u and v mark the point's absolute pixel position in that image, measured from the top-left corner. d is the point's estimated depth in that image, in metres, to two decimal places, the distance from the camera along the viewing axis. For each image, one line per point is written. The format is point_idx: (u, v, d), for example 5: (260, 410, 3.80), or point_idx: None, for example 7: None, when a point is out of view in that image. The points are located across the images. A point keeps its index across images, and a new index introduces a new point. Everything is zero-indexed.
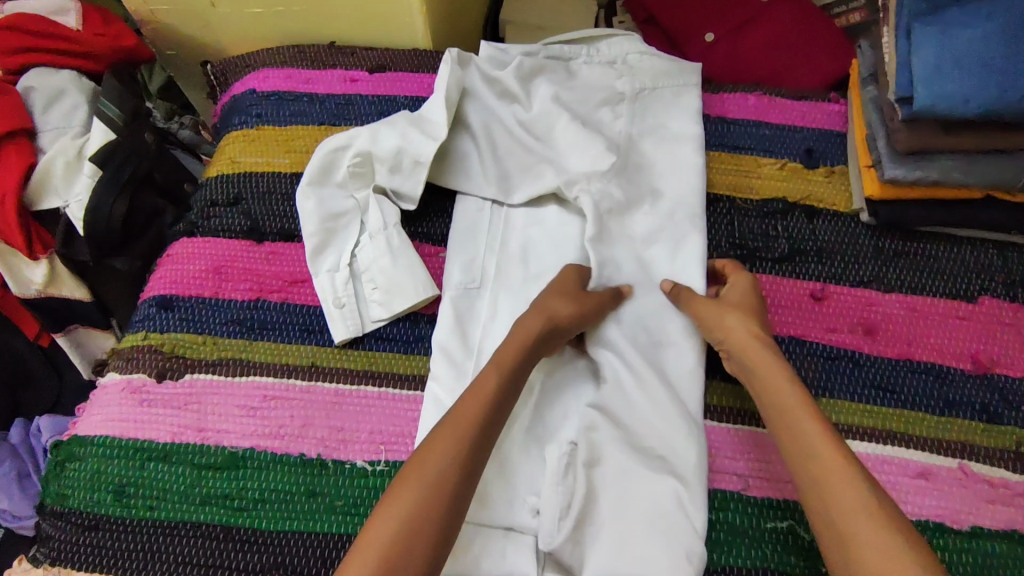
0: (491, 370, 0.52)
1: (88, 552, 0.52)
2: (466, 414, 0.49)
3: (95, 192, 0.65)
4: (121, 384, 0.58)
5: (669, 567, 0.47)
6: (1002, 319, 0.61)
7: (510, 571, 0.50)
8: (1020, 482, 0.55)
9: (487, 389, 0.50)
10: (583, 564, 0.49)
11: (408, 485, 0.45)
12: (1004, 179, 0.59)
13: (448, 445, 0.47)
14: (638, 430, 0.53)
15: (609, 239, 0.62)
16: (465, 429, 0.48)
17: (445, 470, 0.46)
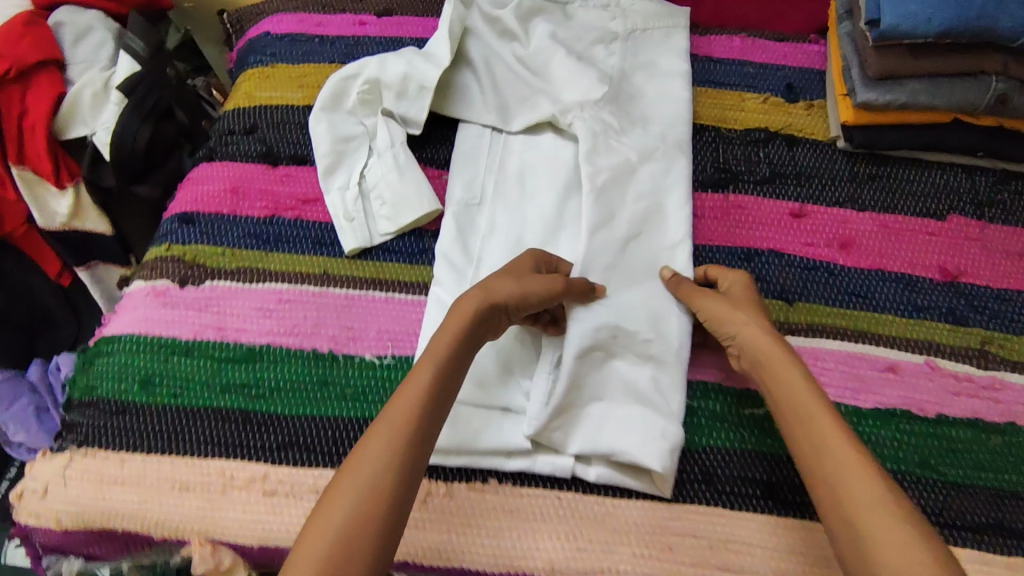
0: (428, 365, 0.49)
1: (117, 433, 0.56)
2: (398, 414, 0.46)
3: (121, 120, 0.70)
4: (146, 289, 0.62)
5: (648, 442, 0.53)
6: (969, 234, 0.66)
7: (506, 443, 0.54)
8: (983, 376, 0.59)
9: (421, 388, 0.48)
10: (568, 442, 0.54)
11: (348, 487, 0.44)
12: (968, 100, 0.63)
13: (382, 443, 0.45)
14: (629, 321, 0.57)
15: (608, 151, 0.65)
16: (398, 434, 0.46)
17: (379, 472, 0.44)
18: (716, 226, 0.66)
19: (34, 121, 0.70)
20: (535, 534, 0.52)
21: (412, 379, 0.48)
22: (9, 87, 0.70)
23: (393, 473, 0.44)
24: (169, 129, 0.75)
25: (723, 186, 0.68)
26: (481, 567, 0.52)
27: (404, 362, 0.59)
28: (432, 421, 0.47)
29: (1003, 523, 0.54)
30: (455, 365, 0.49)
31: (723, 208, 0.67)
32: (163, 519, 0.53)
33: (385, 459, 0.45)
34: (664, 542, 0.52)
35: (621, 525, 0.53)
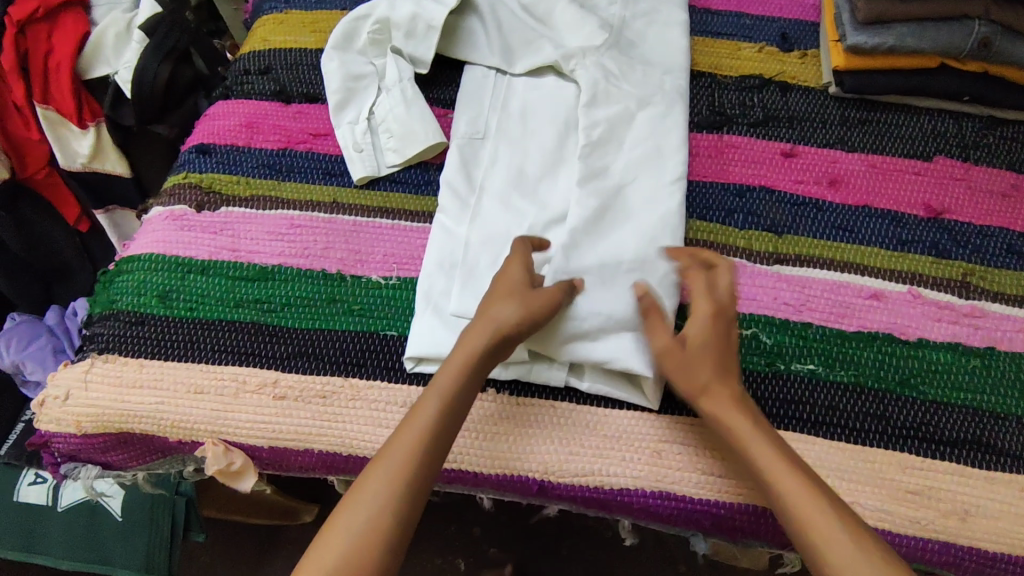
0: (427, 405, 0.49)
1: (136, 342, 0.59)
2: (392, 459, 0.48)
3: (142, 59, 0.73)
4: (165, 214, 0.65)
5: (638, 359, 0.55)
6: (955, 174, 0.68)
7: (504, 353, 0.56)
8: (965, 304, 0.62)
9: (418, 427, 0.49)
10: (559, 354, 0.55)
11: (336, 536, 0.45)
12: (953, 44, 0.66)
13: (374, 485, 0.47)
14: (623, 250, 0.60)
15: (607, 98, 0.67)
16: (394, 480, 0.47)
17: (372, 516, 0.46)
18: (709, 164, 0.69)
19: (60, 59, 0.74)
20: (528, 439, 0.55)
21: (409, 418, 0.49)
22: (38, 26, 0.74)
23: (388, 517, 0.46)
24: (187, 71, 0.79)
25: (718, 128, 0.71)
26: (479, 468, 0.55)
27: (409, 283, 0.62)
28: (429, 462, 0.48)
29: (981, 438, 0.56)
30: (456, 399, 0.50)
31: (716, 148, 0.70)
32: (180, 420, 0.56)
33: (377, 504, 0.46)
34: (651, 449, 0.55)
35: (613, 432, 0.55)
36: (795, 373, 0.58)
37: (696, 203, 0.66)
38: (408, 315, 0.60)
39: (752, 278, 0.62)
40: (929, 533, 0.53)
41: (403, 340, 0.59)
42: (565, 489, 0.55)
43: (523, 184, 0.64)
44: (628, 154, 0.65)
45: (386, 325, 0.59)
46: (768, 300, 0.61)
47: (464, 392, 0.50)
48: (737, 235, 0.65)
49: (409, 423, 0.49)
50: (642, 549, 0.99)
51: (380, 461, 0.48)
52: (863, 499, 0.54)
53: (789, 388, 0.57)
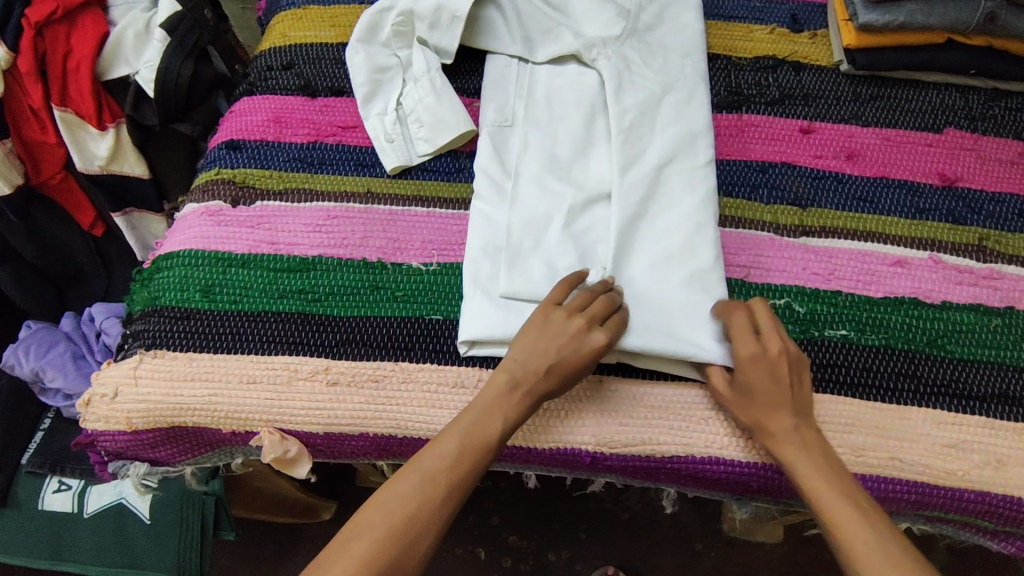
0: (487, 421, 0.51)
1: (183, 337, 0.60)
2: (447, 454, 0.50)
3: (165, 56, 0.75)
4: (200, 210, 0.66)
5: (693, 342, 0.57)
6: (965, 145, 0.71)
7: None
8: (982, 267, 0.64)
9: (479, 435, 0.51)
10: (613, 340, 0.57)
11: (379, 511, 0.47)
12: (960, 19, 0.68)
13: (423, 470, 0.49)
14: (668, 233, 0.62)
15: (634, 85, 0.69)
16: (442, 471, 0.49)
17: (414, 497, 0.48)
18: (731, 143, 0.70)
19: (79, 60, 0.74)
20: (579, 414, 0.57)
21: (468, 423, 0.51)
22: (56, 27, 0.74)
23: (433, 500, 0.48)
24: (207, 71, 0.80)
25: (737, 107, 0.72)
26: (532, 443, 0.57)
27: (450, 268, 0.63)
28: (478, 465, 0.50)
29: (1008, 392, 0.59)
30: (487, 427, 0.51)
31: (737, 127, 0.71)
32: (235, 410, 0.57)
33: (424, 490, 0.48)
34: (696, 416, 0.57)
35: (661, 402, 0.57)
36: (829, 339, 0.60)
37: (721, 181, 0.69)
38: (453, 299, 0.61)
39: (780, 250, 0.65)
40: (964, 483, 0.56)
41: (450, 324, 0.60)
42: (616, 459, 0.57)
43: (557, 168, 0.66)
44: (660, 137, 0.67)
45: (431, 309, 0.61)
46: (798, 271, 0.64)
47: (518, 415, 0.52)
48: (763, 210, 0.67)
49: (466, 424, 0.51)
50: (659, 528, 1.01)
51: (430, 453, 0.50)
52: (901, 454, 0.56)
53: (824, 352, 0.60)
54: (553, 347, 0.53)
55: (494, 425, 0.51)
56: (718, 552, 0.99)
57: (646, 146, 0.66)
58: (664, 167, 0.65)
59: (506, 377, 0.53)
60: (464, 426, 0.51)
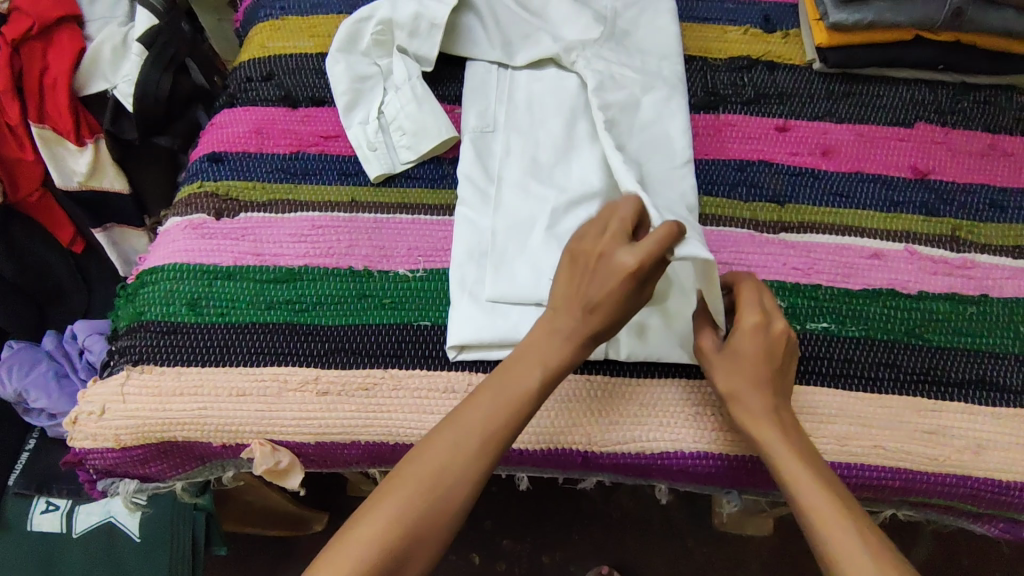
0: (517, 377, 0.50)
1: (170, 351, 0.59)
2: (483, 410, 0.49)
3: (143, 70, 0.74)
4: (184, 223, 0.65)
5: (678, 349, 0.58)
6: (936, 138, 0.73)
7: None
8: (956, 257, 0.66)
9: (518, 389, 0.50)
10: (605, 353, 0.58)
11: (410, 470, 0.47)
12: (927, 16, 0.70)
13: (459, 426, 0.48)
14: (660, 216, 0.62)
15: (614, 88, 0.70)
16: (479, 428, 0.48)
17: (451, 454, 0.47)
18: (709, 142, 0.72)
19: (56, 76, 0.74)
20: (568, 414, 0.57)
21: (508, 374, 0.51)
22: (32, 44, 0.73)
23: (470, 455, 0.47)
24: (186, 83, 0.80)
25: (714, 107, 0.74)
26: (522, 444, 0.58)
27: (436, 273, 0.63)
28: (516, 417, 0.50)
29: (984, 377, 0.60)
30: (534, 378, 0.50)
31: (714, 126, 0.73)
32: (225, 423, 0.57)
33: (457, 446, 0.47)
34: (684, 412, 0.58)
35: (648, 399, 0.58)
36: (811, 332, 0.62)
37: (703, 180, 0.70)
38: (441, 305, 0.62)
39: (761, 247, 0.66)
40: (945, 468, 0.58)
41: (439, 330, 0.60)
42: (604, 457, 0.58)
43: (540, 171, 0.67)
44: (641, 139, 0.68)
45: (419, 315, 0.61)
46: (779, 266, 0.65)
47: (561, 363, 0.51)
48: (743, 208, 0.68)
49: (505, 377, 0.50)
50: (649, 525, 1.02)
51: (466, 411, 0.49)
52: (885, 442, 0.58)
53: (806, 345, 0.61)
54: (585, 284, 0.52)
55: (535, 372, 0.51)
56: (710, 546, 1.01)
57: (628, 144, 0.67)
58: (647, 164, 0.66)
59: (547, 329, 0.52)
60: (502, 381, 0.50)
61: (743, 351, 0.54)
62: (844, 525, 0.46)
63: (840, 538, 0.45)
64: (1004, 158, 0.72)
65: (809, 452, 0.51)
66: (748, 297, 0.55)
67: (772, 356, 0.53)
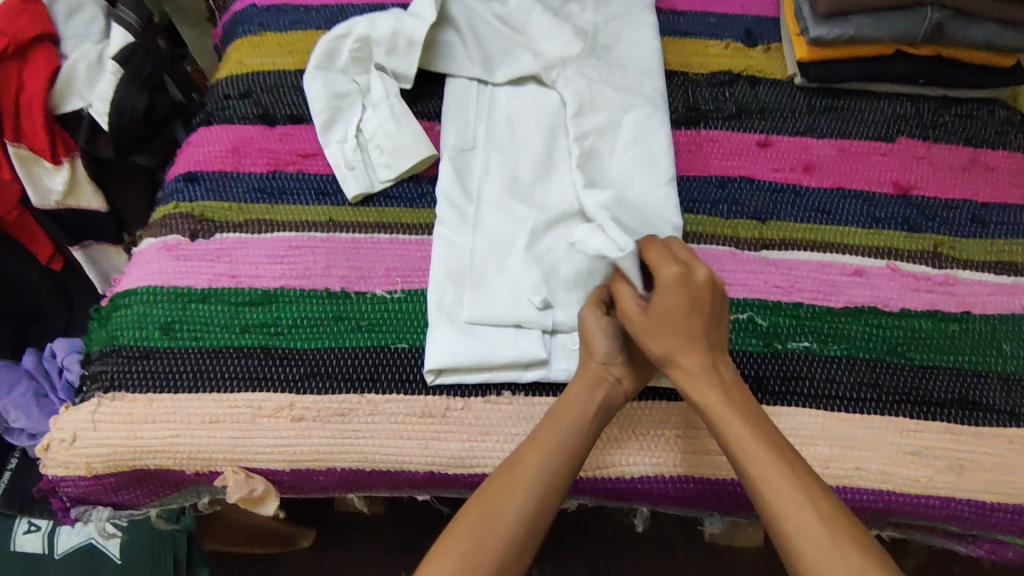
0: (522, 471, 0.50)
1: (143, 376, 0.58)
2: (497, 512, 0.48)
3: (119, 90, 0.74)
4: (158, 245, 0.65)
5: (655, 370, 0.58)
6: (918, 153, 0.72)
7: (523, 354, 0.58)
8: (938, 273, 0.66)
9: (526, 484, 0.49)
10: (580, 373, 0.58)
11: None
12: (908, 31, 0.70)
13: (476, 533, 0.47)
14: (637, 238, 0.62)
15: (594, 107, 0.69)
16: (492, 529, 0.48)
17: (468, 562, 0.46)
18: (691, 159, 0.71)
19: (31, 96, 0.72)
20: None
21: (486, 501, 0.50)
22: (8, 64, 0.72)
23: (489, 562, 0.47)
24: (163, 100, 0.79)
25: (695, 123, 0.73)
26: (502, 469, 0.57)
27: (414, 294, 0.62)
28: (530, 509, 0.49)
29: (967, 396, 0.60)
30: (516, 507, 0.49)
31: (695, 142, 0.72)
32: (198, 450, 0.56)
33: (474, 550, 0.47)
34: (665, 436, 0.57)
35: (630, 423, 0.57)
36: (792, 351, 0.61)
37: (685, 197, 0.69)
38: (419, 327, 0.61)
39: (742, 264, 0.65)
40: (927, 489, 0.57)
41: (416, 352, 0.59)
42: (588, 482, 0.57)
43: (519, 189, 0.66)
44: (624, 159, 0.67)
45: (396, 338, 0.60)
46: (760, 284, 0.64)
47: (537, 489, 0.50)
48: (724, 225, 0.68)
49: (486, 504, 0.49)
50: (640, 539, 1.01)
51: (474, 516, 0.48)
52: (866, 463, 0.57)
53: (787, 365, 0.60)
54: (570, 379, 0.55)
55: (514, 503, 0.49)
56: (701, 559, 1.00)
57: (608, 166, 0.67)
58: (629, 187, 0.66)
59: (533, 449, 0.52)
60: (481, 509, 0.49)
61: (670, 305, 0.53)
62: (792, 496, 0.47)
63: (789, 504, 0.47)
64: (986, 172, 0.72)
65: (748, 406, 0.52)
66: (653, 253, 0.55)
67: (694, 309, 0.53)
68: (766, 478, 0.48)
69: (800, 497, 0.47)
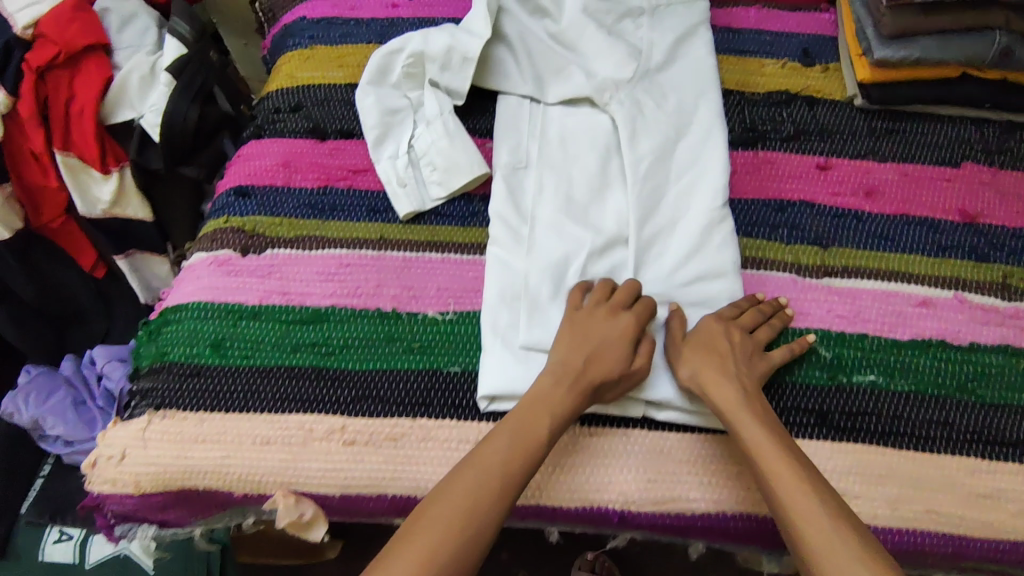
0: (513, 423, 0.52)
1: (190, 395, 0.57)
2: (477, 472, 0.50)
3: (172, 101, 0.74)
4: (208, 259, 0.64)
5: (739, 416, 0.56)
6: (984, 180, 0.70)
7: None
8: (1009, 306, 0.63)
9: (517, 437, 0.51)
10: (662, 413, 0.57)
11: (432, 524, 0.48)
12: (976, 54, 0.68)
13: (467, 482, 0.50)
14: (691, 278, 0.62)
15: (649, 131, 0.68)
16: (483, 498, 0.49)
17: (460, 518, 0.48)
18: (748, 181, 0.69)
19: (82, 105, 0.72)
20: (604, 470, 0.55)
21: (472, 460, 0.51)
22: (59, 72, 0.72)
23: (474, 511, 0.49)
24: (213, 112, 0.79)
25: (752, 144, 0.72)
26: (556, 503, 0.55)
27: (466, 316, 0.61)
28: (527, 473, 0.51)
29: None
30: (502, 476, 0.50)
31: (753, 164, 0.70)
32: (248, 473, 0.55)
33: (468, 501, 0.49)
34: (726, 470, 0.55)
35: (684, 455, 0.56)
36: (857, 385, 0.59)
37: (742, 219, 0.67)
38: (472, 351, 0.59)
39: (803, 292, 0.63)
40: (1000, 534, 0.55)
41: (470, 377, 0.58)
42: (644, 517, 0.55)
43: (573, 210, 0.65)
44: (677, 185, 0.66)
45: (447, 361, 0.59)
46: (822, 314, 0.62)
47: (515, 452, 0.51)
48: (784, 250, 0.66)
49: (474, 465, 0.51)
50: None
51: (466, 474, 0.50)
52: (937, 505, 0.55)
53: (853, 400, 0.58)
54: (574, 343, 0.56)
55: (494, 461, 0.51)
56: None
57: (663, 196, 0.66)
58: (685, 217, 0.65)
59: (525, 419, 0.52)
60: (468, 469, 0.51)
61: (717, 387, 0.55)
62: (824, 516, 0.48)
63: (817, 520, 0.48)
64: None
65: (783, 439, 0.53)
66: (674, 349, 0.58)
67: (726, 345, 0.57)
68: (804, 517, 0.48)
69: (826, 533, 0.47)
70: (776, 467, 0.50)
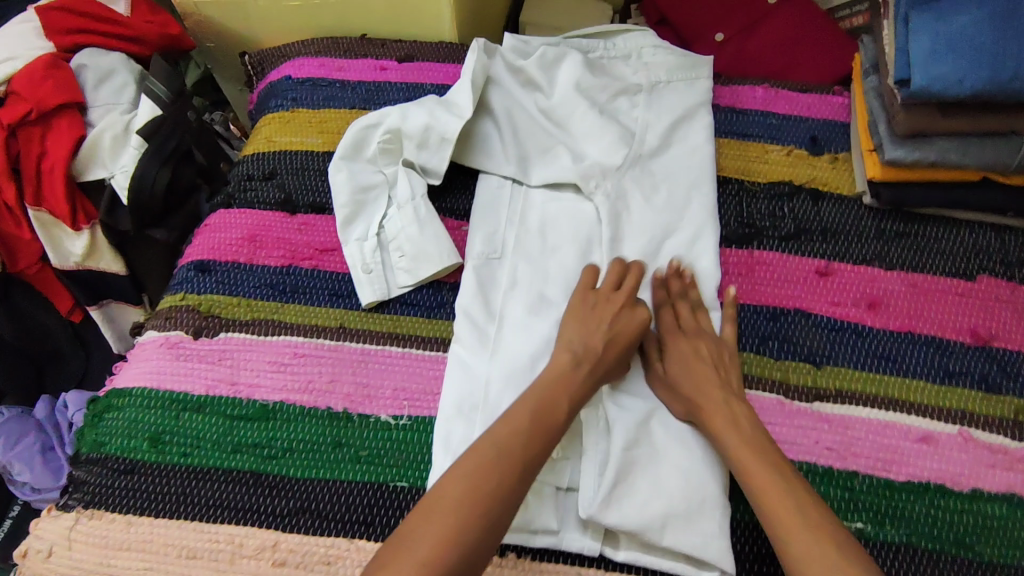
0: (507, 425, 0.49)
1: (121, 495, 0.55)
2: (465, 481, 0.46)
3: (142, 165, 0.72)
4: (160, 340, 0.61)
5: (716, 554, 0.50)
6: (1001, 297, 0.64)
7: (540, 521, 0.52)
8: (1020, 448, 0.57)
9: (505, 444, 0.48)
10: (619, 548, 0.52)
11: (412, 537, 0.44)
12: (999, 159, 0.61)
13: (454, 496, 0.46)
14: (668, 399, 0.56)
15: (634, 230, 0.64)
16: (475, 506, 0.45)
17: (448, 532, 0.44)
18: (739, 285, 0.64)
19: (52, 163, 0.71)
20: None
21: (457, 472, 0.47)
22: (30, 128, 0.71)
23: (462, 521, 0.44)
24: (188, 171, 0.78)
25: (747, 242, 0.67)
26: None
27: (420, 423, 0.57)
28: (520, 484, 0.47)
29: None
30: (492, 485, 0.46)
31: (746, 265, 0.65)
32: None
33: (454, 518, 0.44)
34: None
35: None
36: None
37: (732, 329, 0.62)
38: (422, 464, 0.55)
39: (789, 417, 0.58)
40: None
41: (416, 494, 0.54)
42: None
43: (544, 308, 0.60)
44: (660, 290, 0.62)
45: (395, 474, 0.55)
46: (809, 444, 0.57)
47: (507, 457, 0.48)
48: (772, 366, 0.60)
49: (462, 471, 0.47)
50: None
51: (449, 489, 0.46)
52: None
53: None
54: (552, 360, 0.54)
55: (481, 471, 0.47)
56: None
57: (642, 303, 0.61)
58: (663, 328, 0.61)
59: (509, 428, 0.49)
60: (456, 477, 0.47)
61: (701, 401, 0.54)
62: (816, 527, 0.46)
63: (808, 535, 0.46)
64: None
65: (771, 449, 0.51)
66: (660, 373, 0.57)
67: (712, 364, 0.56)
68: (798, 534, 0.46)
69: (819, 542, 0.45)
70: (767, 484, 0.49)
